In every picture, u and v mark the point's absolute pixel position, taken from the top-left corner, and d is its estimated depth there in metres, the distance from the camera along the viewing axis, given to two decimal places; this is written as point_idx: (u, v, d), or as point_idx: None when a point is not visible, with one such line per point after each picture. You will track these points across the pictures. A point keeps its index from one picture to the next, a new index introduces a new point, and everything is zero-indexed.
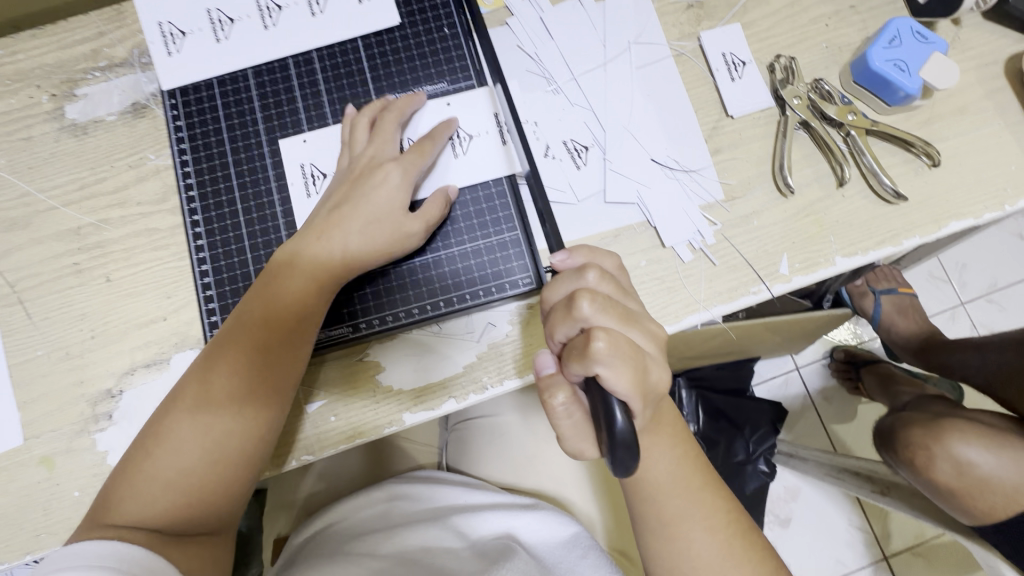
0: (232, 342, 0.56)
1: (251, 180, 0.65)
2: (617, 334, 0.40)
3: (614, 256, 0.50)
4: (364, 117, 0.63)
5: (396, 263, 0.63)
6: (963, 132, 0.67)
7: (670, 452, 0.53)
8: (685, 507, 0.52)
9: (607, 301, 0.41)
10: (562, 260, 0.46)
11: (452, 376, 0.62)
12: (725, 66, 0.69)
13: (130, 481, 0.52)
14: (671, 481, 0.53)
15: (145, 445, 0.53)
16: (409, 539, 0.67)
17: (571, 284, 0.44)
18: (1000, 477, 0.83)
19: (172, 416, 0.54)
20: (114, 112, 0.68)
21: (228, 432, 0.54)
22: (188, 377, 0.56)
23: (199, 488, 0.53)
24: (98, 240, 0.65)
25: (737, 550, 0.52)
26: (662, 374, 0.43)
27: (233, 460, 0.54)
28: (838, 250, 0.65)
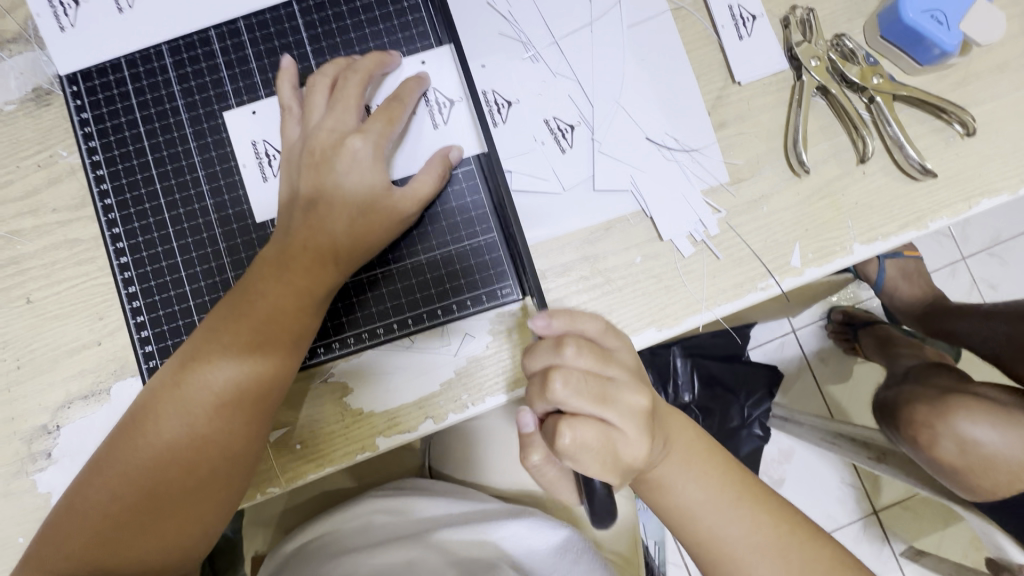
0: (195, 366, 0.47)
1: (177, 183, 0.56)
2: (585, 425, 0.37)
3: (601, 316, 0.43)
4: (323, 77, 0.53)
5: (357, 276, 0.55)
6: (1000, 94, 0.59)
7: (689, 474, 0.49)
8: (727, 522, 0.48)
9: (584, 384, 0.37)
10: (541, 327, 0.41)
11: (428, 396, 0.56)
12: (732, 22, 0.59)
13: (83, 522, 0.46)
14: (699, 503, 0.48)
15: (98, 482, 0.46)
16: (390, 559, 0.63)
17: (546, 359, 0.39)
18: (1005, 455, 0.80)
19: (130, 450, 0.47)
20: (12, 100, 0.56)
21: (199, 469, 0.47)
22: (146, 403, 0.48)
23: (165, 530, 0.47)
24: (12, 255, 0.56)
25: (794, 560, 0.47)
26: (648, 453, 0.39)
27: (206, 499, 0.48)
28: (856, 236, 0.58)
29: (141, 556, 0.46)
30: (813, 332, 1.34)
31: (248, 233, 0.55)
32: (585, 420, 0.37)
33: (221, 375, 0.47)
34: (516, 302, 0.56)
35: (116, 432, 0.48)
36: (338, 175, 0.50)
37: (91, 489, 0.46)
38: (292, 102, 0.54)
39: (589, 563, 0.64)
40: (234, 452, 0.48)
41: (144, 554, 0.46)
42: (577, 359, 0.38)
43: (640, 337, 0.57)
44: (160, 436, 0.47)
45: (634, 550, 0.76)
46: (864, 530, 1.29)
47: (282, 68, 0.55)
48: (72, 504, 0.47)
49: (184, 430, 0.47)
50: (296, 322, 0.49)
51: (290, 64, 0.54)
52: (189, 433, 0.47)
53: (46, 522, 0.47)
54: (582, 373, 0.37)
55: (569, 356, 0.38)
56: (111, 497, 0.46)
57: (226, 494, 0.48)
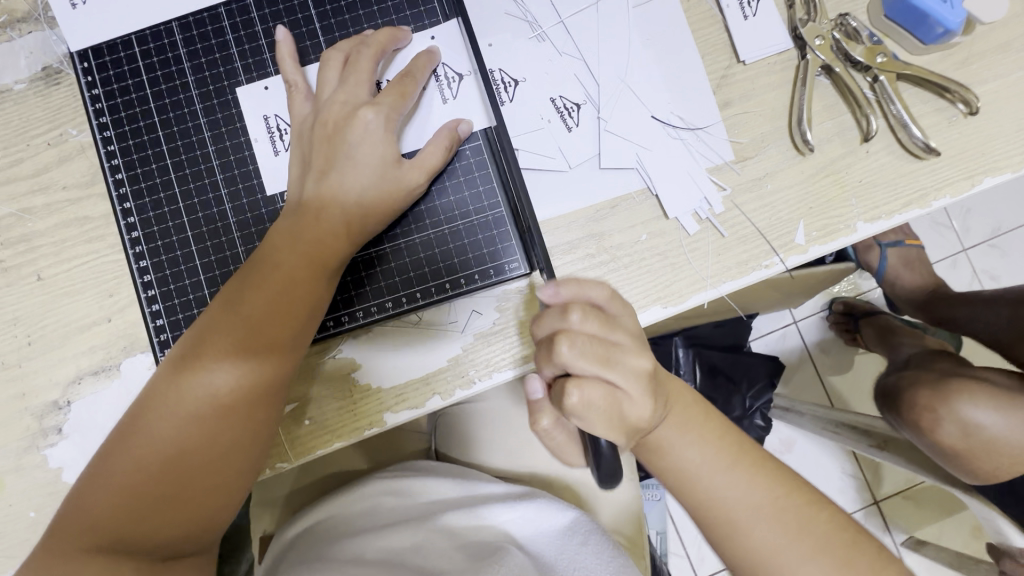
0: (211, 339, 0.48)
1: (188, 159, 0.56)
2: (592, 388, 0.38)
3: (607, 284, 0.43)
4: (333, 51, 0.53)
5: (365, 250, 0.56)
6: (1003, 74, 0.59)
7: (685, 439, 0.49)
8: (730, 486, 0.48)
9: (590, 349, 0.38)
10: (549, 295, 0.41)
11: (435, 372, 0.56)
12: (736, 1, 0.59)
13: (103, 497, 0.46)
14: (697, 469, 0.48)
15: (119, 456, 0.47)
16: (397, 541, 0.64)
17: (553, 324, 0.39)
18: (1006, 440, 0.81)
19: (149, 425, 0.47)
20: (23, 79, 0.57)
21: (218, 441, 0.47)
22: (159, 380, 0.48)
23: (187, 502, 0.47)
24: (22, 233, 0.57)
25: (788, 523, 0.47)
26: (653, 415, 0.41)
27: (226, 470, 0.48)
28: (860, 214, 0.58)
29: (162, 530, 0.46)
30: (814, 322, 1.34)
31: (258, 209, 0.56)
32: (591, 383, 0.38)
33: (234, 348, 0.47)
34: (523, 276, 0.56)
35: (134, 407, 0.48)
36: (350, 148, 0.51)
37: (112, 464, 0.47)
38: (297, 78, 0.54)
39: (596, 543, 0.64)
40: (252, 422, 0.48)
41: (167, 527, 0.46)
42: (584, 325, 0.39)
43: (646, 314, 0.57)
44: (176, 412, 0.47)
45: (638, 530, 0.77)
46: (866, 520, 1.29)
47: (277, 42, 0.55)
48: (88, 483, 0.46)
49: (202, 403, 0.47)
50: (311, 295, 0.49)
51: (286, 37, 0.55)
52: (206, 407, 0.47)
53: (63, 503, 0.47)
54: (588, 338, 0.38)
55: (576, 321, 0.39)
56: (130, 471, 0.46)
57: (243, 464, 0.49)
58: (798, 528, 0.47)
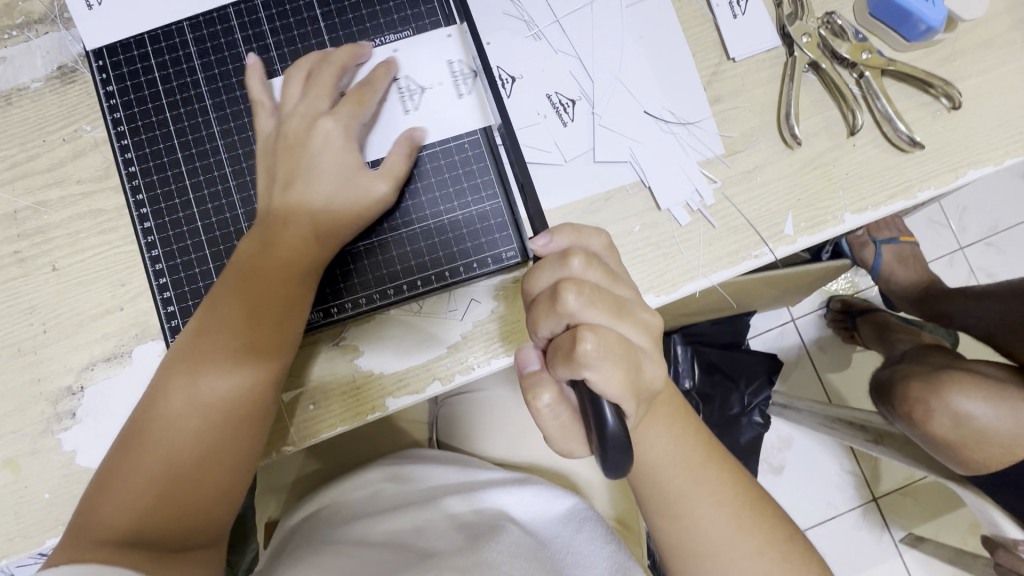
0: (211, 335, 0.51)
1: (198, 152, 0.59)
2: (606, 332, 0.39)
3: (603, 233, 0.46)
4: (296, 69, 0.56)
5: (352, 245, 0.57)
6: (986, 69, 0.61)
7: (667, 434, 0.50)
8: (691, 485, 0.50)
9: (596, 294, 0.39)
10: (542, 245, 0.43)
11: (435, 358, 0.58)
12: (726, 1, 0.61)
13: (109, 500, 0.48)
14: (670, 461, 0.50)
15: (121, 463, 0.49)
16: (399, 523, 0.65)
17: (555, 274, 0.41)
18: (997, 428, 0.83)
19: (149, 428, 0.49)
20: (39, 78, 0.59)
21: (215, 438, 0.50)
22: (161, 382, 0.50)
23: (190, 497, 0.49)
24: (38, 225, 0.59)
25: (746, 521, 0.50)
26: (655, 368, 0.42)
27: (225, 465, 0.51)
28: (847, 206, 0.60)
29: (175, 517, 0.48)
30: (811, 319, 1.36)
31: None
32: (602, 328, 0.39)
33: (231, 347, 0.50)
34: (520, 264, 0.58)
35: (139, 408, 0.51)
36: (312, 156, 0.53)
37: (115, 469, 0.49)
38: (260, 97, 0.56)
39: (591, 530, 0.66)
40: (246, 417, 0.51)
41: (170, 523, 0.48)
42: (586, 273, 0.41)
43: None
44: (179, 409, 0.50)
45: (633, 518, 0.79)
46: (863, 516, 1.30)
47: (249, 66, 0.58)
48: (103, 480, 0.49)
49: (198, 403, 0.50)
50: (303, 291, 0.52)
51: (256, 62, 0.58)
52: (200, 409, 0.50)
53: (80, 503, 0.49)
54: (593, 285, 0.40)
55: (577, 269, 0.41)
56: (140, 468, 0.48)
57: (246, 450, 0.52)
58: (752, 527, 0.50)
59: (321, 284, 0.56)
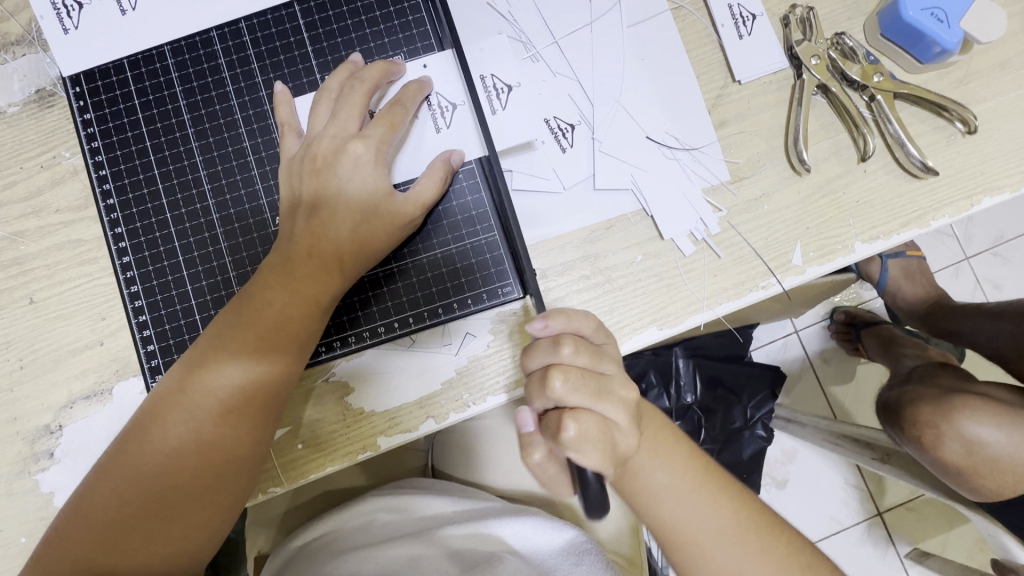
0: (205, 367, 0.47)
1: (179, 182, 0.56)
2: (587, 418, 0.38)
3: (592, 316, 0.43)
4: (326, 88, 0.53)
5: (372, 271, 0.55)
6: (1002, 91, 0.58)
7: (669, 459, 0.49)
8: (702, 516, 0.48)
9: (583, 380, 0.38)
10: (539, 330, 0.41)
11: (428, 396, 0.56)
12: (732, 21, 0.59)
13: (88, 529, 0.45)
14: (672, 489, 0.48)
15: (104, 488, 0.46)
16: (393, 556, 0.63)
17: (544, 357, 0.39)
18: (1009, 455, 0.80)
19: (136, 456, 0.46)
20: (16, 102, 0.57)
21: (204, 475, 0.47)
22: (150, 410, 0.47)
23: (168, 535, 0.46)
24: (15, 256, 0.57)
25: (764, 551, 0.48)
26: (641, 443, 0.40)
27: (207, 508, 0.47)
28: (857, 234, 0.58)
29: (144, 561, 0.45)
30: (815, 333, 1.33)
31: (250, 233, 0.56)
32: (587, 416, 0.37)
33: (226, 385, 0.47)
34: (516, 300, 0.56)
35: (125, 433, 0.48)
36: (340, 181, 0.50)
37: (97, 494, 0.46)
38: (291, 119, 0.55)
39: (591, 563, 0.63)
40: (239, 458, 0.48)
41: (148, 562, 0.46)
42: (575, 360, 0.39)
43: (642, 335, 0.56)
44: (165, 441, 0.46)
45: (638, 552, 0.76)
46: (868, 532, 1.28)
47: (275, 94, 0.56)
48: (78, 508, 0.46)
49: (191, 436, 0.47)
50: (305, 330, 0.49)
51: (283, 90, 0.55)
52: (187, 447, 0.46)
53: (50, 527, 0.47)
54: (581, 370, 0.38)
55: (568, 356, 0.39)
56: (118, 501, 0.46)
57: (230, 496, 0.48)
58: (772, 554, 0.48)
59: (338, 311, 0.55)
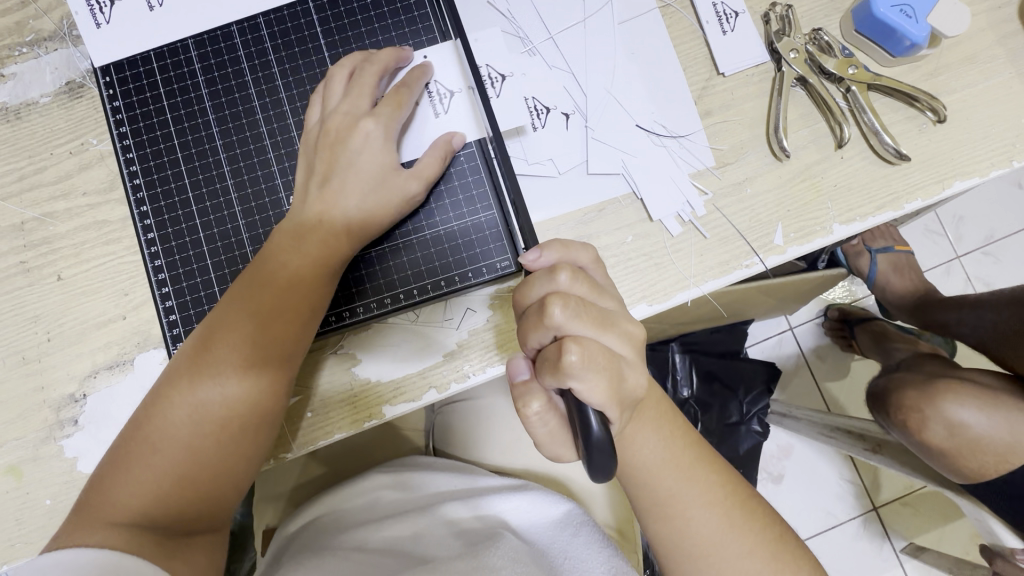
0: (226, 328, 0.51)
1: (201, 165, 0.60)
2: (590, 344, 0.40)
3: (591, 248, 0.48)
4: (339, 67, 0.56)
5: (364, 252, 0.58)
6: (970, 84, 0.62)
7: (660, 433, 0.52)
8: (680, 484, 0.51)
9: (582, 306, 0.41)
10: (533, 259, 0.44)
11: (431, 367, 0.59)
12: (716, 18, 0.63)
13: (124, 480, 0.48)
14: (659, 462, 0.51)
15: (137, 442, 0.50)
16: (399, 531, 0.66)
17: (543, 287, 0.42)
18: (991, 437, 0.83)
19: (165, 412, 0.50)
20: (48, 93, 0.61)
21: (228, 430, 0.50)
22: (176, 370, 0.51)
23: (199, 486, 0.50)
24: (44, 235, 0.60)
25: (736, 519, 0.51)
26: (640, 378, 0.44)
27: (233, 458, 0.51)
28: (835, 217, 0.61)
29: (179, 510, 0.49)
30: (809, 328, 1.36)
31: (266, 212, 0.59)
32: (588, 341, 0.40)
33: (243, 345, 0.50)
34: (514, 275, 0.59)
35: (153, 393, 0.51)
36: (352, 155, 0.53)
37: (129, 451, 0.49)
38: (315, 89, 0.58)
39: (588, 534, 0.66)
40: (258, 412, 0.51)
41: (181, 510, 0.49)
42: (572, 287, 0.42)
43: (633, 310, 0.60)
44: (190, 398, 0.50)
45: (632, 527, 0.79)
46: (864, 526, 1.30)
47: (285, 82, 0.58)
48: (114, 462, 0.50)
49: (213, 394, 0.50)
50: (316, 293, 0.53)
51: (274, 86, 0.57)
52: (212, 400, 0.50)
53: (86, 483, 0.50)
54: (579, 299, 0.41)
55: (564, 283, 0.42)
56: (149, 456, 0.49)
57: (251, 450, 0.52)
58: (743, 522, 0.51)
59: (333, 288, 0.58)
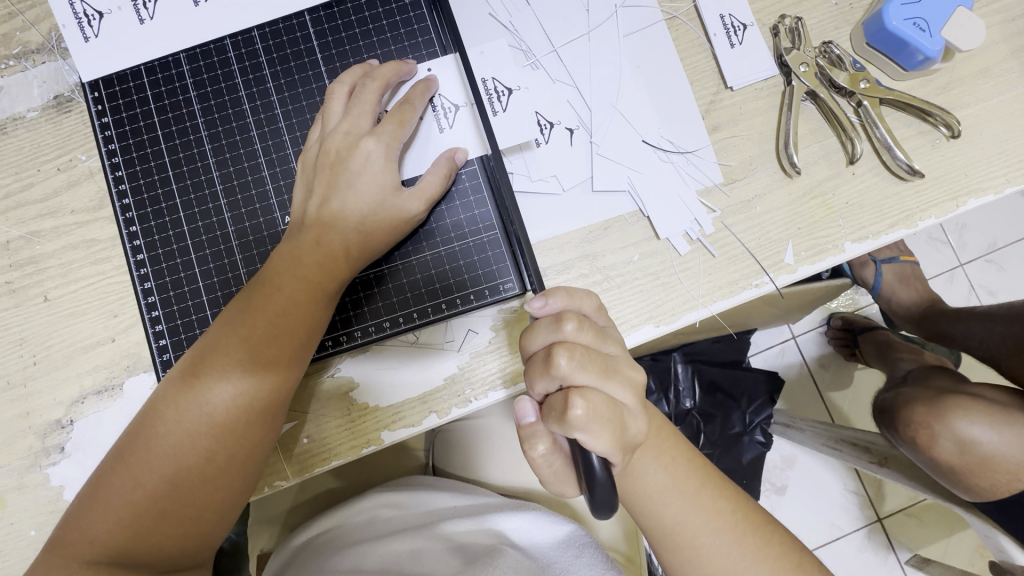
0: (217, 353, 0.49)
1: (193, 183, 0.58)
2: (595, 395, 0.39)
3: (594, 295, 0.46)
4: (339, 84, 0.54)
5: (364, 273, 0.56)
6: (984, 98, 0.61)
7: (661, 460, 0.50)
8: (690, 512, 0.49)
9: (586, 356, 0.40)
10: (539, 307, 0.43)
11: (431, 391, 0.57)
12: (724, 30, 0.61)
13: (106, 513, 0.46)
14: (665, 490, 0.49)
15: (121, 471, 0.47)
16: (396, 550, 0.64)
17: (548, 336, 0.41)
18: (1003, 454, 0.81)
19: (151, 441, 0.48)
20: (35, 108, 0.59)
21: (216, 462, 0.48)
22: (164, 397, 0.49)
23: (183, 519, 0.48)
24: (30, 255, 0.58)
25: (748, 550, 0.49)
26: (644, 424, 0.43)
27: (221, 491, 0.49)
28: (847, 235, 0.60)
29: (163, 545, 0.47)
30: (812, 338, 1.35)
31: (260, 232, 0.57)
32: (593, 392, 0.39)
33: (235, 372, 0.48)
34: (517, 297, 0.57)
35: (139, 419, 0.49)
36: (352, 176, 0.52)
37: (112, 479, 0.47)
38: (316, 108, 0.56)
39: (591, 555, 0.64)
40: (249, 442, 0.49)
41: (165, 545, 0.47)
42: (577, 336, 0.41)
43: (638, 332, 0.58)
44: (177, 426, 0.48)
45: (637, 550, 0.77)
46: (868, 537, 1.28)
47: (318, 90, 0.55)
48: (95, 493, 0.47)
49: (203, 422, 0.48)
50: (312, 318, 0.51)
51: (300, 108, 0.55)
52: (201, 430, 0.48)
53: (66, 513, 0.48)
54: (584, 348, 0.40)
55: (570, 332, 0.41)
56: (132, 488, 0.47)
57: (240, 482, 0.49)
58: (756, 548, 0.49)
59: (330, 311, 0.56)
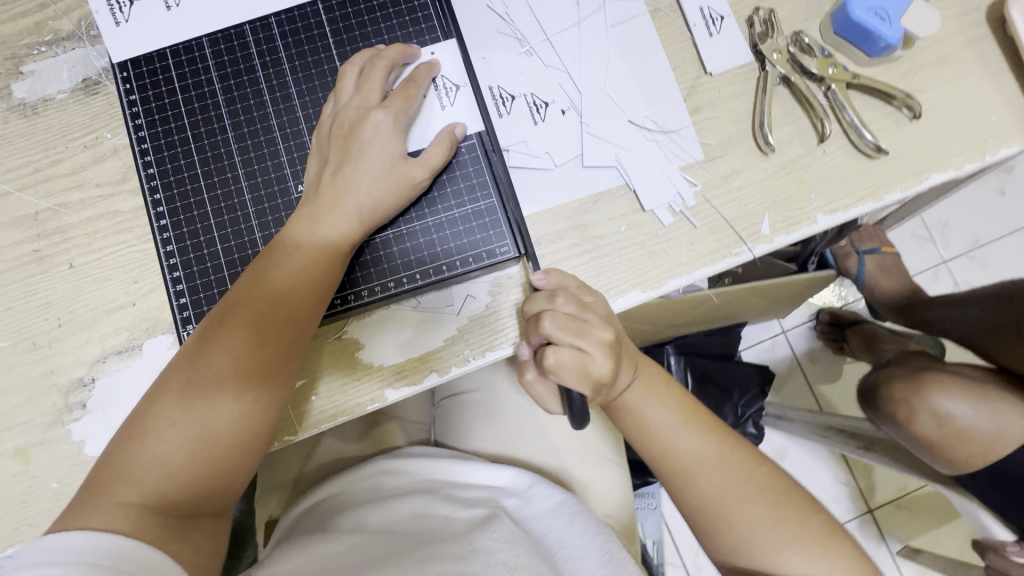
0: (241, 306, 0.53)
1: (213, 155, 0.63)
2: (566, 351, 0.47)
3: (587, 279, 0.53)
4: (350, 64, 0.59)
5: (371, 237, 0.61)
6: (943, 83, 0.66)
7: (649, 400, 0.55)
8: (680, 444, 0.54)
9: (566, 321, 0.47)
10: (539, 281, 0.51)
11: (433, 351, 0.61)
12: (703, 21, 0.66)
13: (137, 457, 0.49)
14: (657, 425, 0.54)
15: (150, 418, 0.51)
16: (393, 511, 0.67)
17: (539, 304, 0.49)
18: (976, 427, 0.84)
19: (179, 388, 0.51)
20: (65, 89, 0.64)
21: (234, 413, 0.51)
22: (191, 349, 0.52)
23: (209, 463, 0.51)
24: (58, 225, 0.62)
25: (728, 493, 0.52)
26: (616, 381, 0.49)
27: (244, 435, 0.52)
28: (819, 208, 0.64)
29: (190, 487, 0.50)
30: (801, 331, 1.39)
31: (275, 201, 0.62)
32: (566, 349, 0.47)
33: (257, 322, 0.52)
34: (513, 261, 0.62)
35: (168, 370, 0.53)
36: (363, 144, 0.56)
37: (143, 425, 0.50)
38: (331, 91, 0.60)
39: (584, 522, 0.67)
40: (270, 388, 0.53)
41: (193, 488, 0.50)
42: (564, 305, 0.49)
43: (626, 298, 0.62)
44: (204, 374, 0.51)
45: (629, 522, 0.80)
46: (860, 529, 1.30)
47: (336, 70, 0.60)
48: (126, 440, 0.51)
49: (227, 369, 0.51)
50: (328, 275, 0.55)
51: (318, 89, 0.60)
52: (225, 376, 0.51)
53: (97, 460, 0.51)
54: (566, 316, 0.48)
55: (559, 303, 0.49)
56: (161, 433, 0.50)
57: (261, 428, 0.53)
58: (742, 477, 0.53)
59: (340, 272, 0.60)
